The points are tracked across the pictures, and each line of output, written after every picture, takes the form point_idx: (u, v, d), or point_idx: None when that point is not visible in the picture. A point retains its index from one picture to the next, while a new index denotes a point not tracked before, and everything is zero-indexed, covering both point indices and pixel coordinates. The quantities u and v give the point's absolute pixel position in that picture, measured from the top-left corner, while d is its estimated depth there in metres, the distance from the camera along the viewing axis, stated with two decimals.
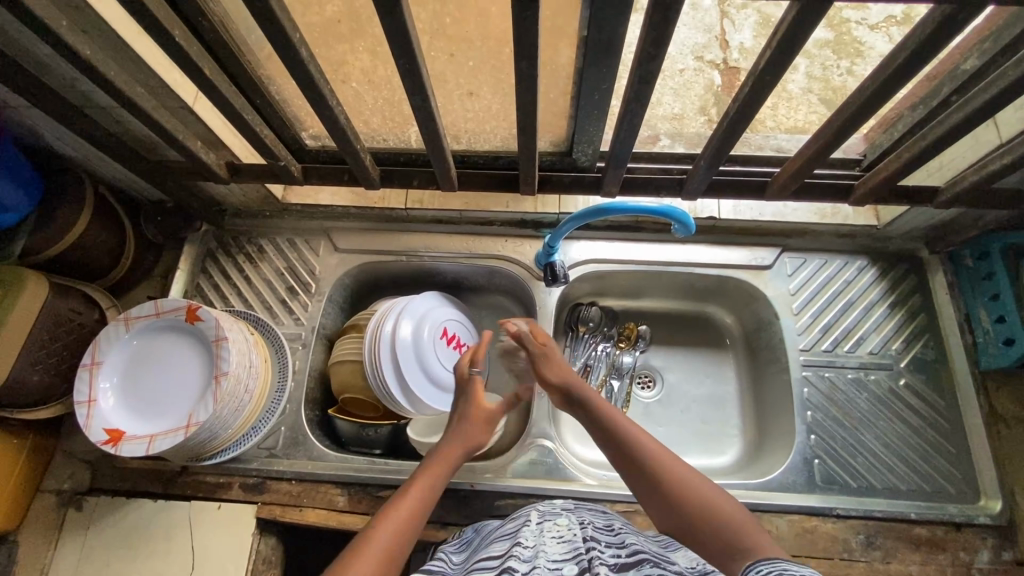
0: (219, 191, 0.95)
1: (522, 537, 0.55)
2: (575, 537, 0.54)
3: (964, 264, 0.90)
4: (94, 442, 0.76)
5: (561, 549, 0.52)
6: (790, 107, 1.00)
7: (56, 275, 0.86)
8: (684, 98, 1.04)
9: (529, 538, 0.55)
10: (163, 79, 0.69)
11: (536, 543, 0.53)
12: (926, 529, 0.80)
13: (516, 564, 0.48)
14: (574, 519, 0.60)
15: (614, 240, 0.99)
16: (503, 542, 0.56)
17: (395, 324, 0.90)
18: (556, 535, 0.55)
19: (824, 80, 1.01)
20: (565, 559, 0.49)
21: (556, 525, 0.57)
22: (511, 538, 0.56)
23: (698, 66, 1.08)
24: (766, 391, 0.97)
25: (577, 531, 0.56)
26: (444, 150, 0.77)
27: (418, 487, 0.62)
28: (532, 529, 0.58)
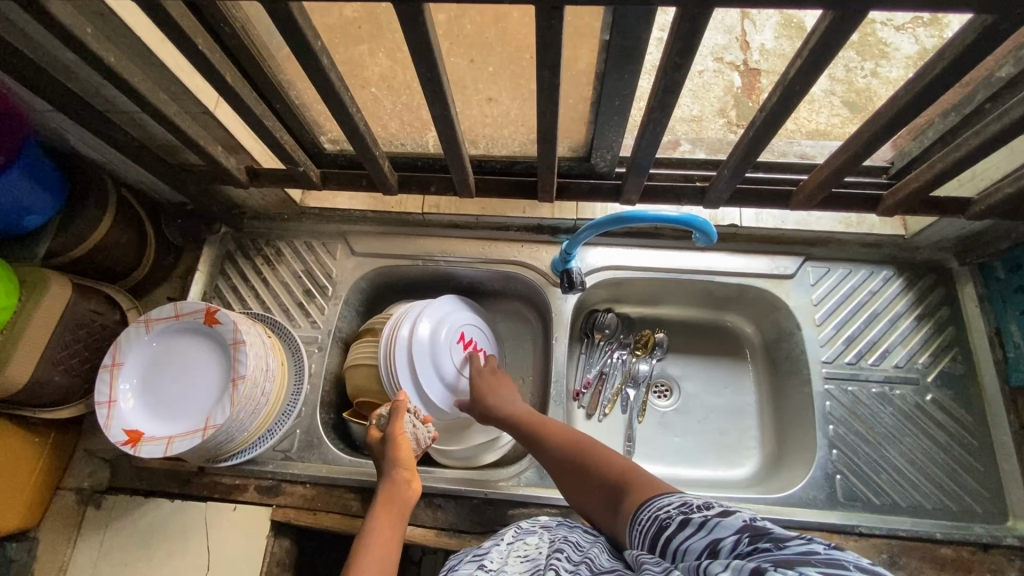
0: (239, 194, 0.96)
1: (490, 556, 0.58)
2: (539, 554, 0.57)
3: (995, 276, 0.87)
4: (114, 443, 0.76)
5: (523, 568, 0.55)
6: (813, 110, 0.97)
7: (78, 276, 0.87)
8: (703, 101, 1.02)
9: (496, 557, 0.58)
10: (185, 85, 0.69)
11: (501, 562, 0.56)
12: (952, 549, 0.77)
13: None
14: (546, 534, 0.62)
15: (632, 247, 0.98)
16: (471, 560, 0.59)
17: (413, 326, 0.90)
18: (523, 553, 0.58)
19: (848, 82, 0.98)
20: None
21: (525, 543, 0.60)
22: (480, 555, 0.59)
23: (718, 68, 1.06)
24: (786, 402, 0.95)
25: (544, 548, 0.58)
26: (462, 156, 0.76)
27: (371, 539, 0.62)
28: (501, 549, 0.60)
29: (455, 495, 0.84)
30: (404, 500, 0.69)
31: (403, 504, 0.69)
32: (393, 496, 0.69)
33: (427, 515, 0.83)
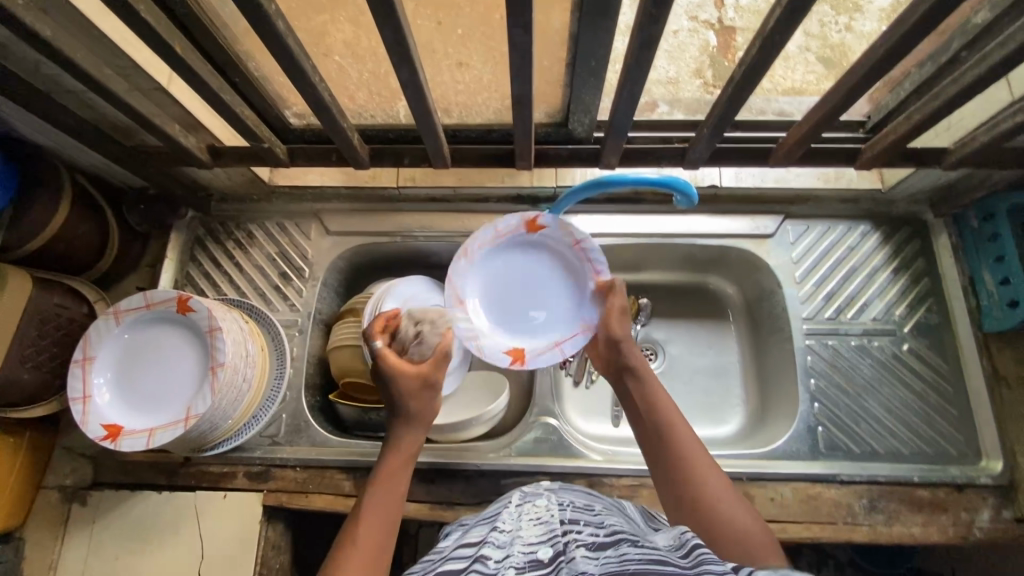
0: (203, 175, 0.91)
1: (501, 520, 0.61)
2: (552, 517, 0.60)
3: (969, 226, 0.89)
4: (93, 439, 0.75)
5: (537, 532, 0.58)
6: (788, 66, 0.96)
7: (39, 270, 0.83)
8: (679, 62, 0.99)
9: (507, 520, 0.61)
10: (133, 59, 0.64)
11: (513, 526, 0.59)
12: (929, 491, 0.81)
13: (491, 550, 0.55)
14: (554, 496, 0.64)
15: (613, 214, 0.96)
16: (483, 525, 0.62)
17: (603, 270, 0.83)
18: (534, 516, 0.61)
19: (822, 37, 0.95)
20: (539, 542, 0.56)
21: (535, 505, 0.63)
22: (490, 521, 0.62)
23: (693, 26, 1.02)
24: (767, 360, 0.97)
25: (555, 510, 0.61)
26: (433, 124, 0.73)
27: (377, 496, 0.63)
28: (511, 512, 0.63)
29: (448, 469, 0.84)
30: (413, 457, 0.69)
31: (411, 459, 0.68)
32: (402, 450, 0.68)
33: (420, 489, 0.84)
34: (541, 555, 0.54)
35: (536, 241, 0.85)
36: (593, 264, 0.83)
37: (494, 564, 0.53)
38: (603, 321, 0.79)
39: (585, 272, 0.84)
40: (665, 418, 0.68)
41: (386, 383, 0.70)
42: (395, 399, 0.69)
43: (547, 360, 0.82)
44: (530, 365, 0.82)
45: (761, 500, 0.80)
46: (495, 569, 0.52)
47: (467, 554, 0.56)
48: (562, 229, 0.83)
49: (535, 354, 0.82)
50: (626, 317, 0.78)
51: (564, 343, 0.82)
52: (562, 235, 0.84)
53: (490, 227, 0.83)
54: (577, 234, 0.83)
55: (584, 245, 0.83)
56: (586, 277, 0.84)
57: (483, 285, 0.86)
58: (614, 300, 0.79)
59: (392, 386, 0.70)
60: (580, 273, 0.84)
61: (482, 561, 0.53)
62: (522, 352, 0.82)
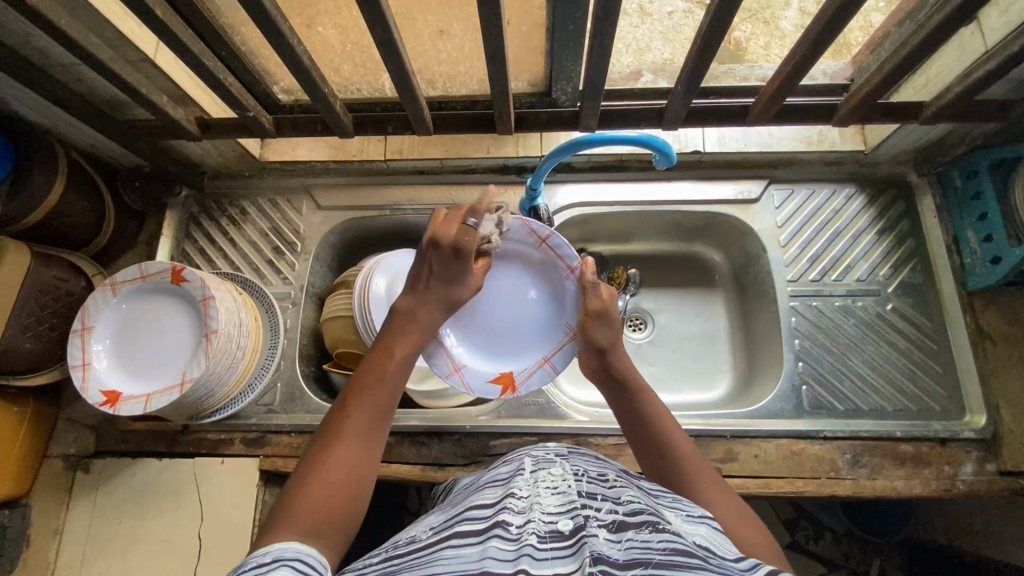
0: (195, 152, 0.93)
1: (516, 486, 0.52)
2: (570, 487, 0.51)
3: (952, 185, 0.88)
4: (92, 403, 0.77)
5: (557, 501, 0.49)
6: None
7: (37, 244, 0.86)
8: (674, 43, 0.93)
9: (523, 486, 0.52)
10: (119, 28, 0.66)
11: (531, 493, 0.50)
12: (912, 445, 0.82)
13: (509, 516, 0.46)
14: (569, 464, 0.56)
15: (599, 182, 0.97)
16: (495, 489, 0.53)
17: (574, 266, 0.81)
18: (551, 484, 0.52)
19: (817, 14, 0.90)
20: (560, 512, 0.47)
21: (550, 473, 0.54)
22: (503, 485, 0.54)
23: None
24: (754, 324, 0.98)
25: (573, 482, 0.52)
26: (413, 89, 0.73)
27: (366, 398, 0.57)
28: (525, 478, 0.54)
29: (438, 431, 0.86)
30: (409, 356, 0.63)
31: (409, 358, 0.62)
32: (393, 351, 0.62)
33: (411, 452, 0.86)
34: (564, 526, 0.44)
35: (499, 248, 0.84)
36: (563, 260, 0.81)
37: (516, 530, 0.44)
38: (581, 326, 0.74)
39: (558, 272, 0.82)
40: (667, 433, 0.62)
41: (448, 253, 0.67)
42: (443, 270, 0.68)
43: (538, 381, 0.82)
44: (521, 391, 0.82)
45: (744, 457, 0.82)
46: (518, 535, 0.44)
47: (479, 519, 0.47)
48: (523, 230, 0.81)
49: (525, 377, 0.82)
50: (606, 319, 0.73)
51: (553, 358, 0.82)
52: (525, 235, 0.82)
53: None
54: (540, 231, 0.80)
55: (551, 242, 0.81)
56: (561, 277, 0.82)
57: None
58: (592, 301, 0.74)
59: (455, 256, 0.68)
60: (552, 273, 0.83)
61: (501, 529, 0.45)
62: (509, 379, 0.82)
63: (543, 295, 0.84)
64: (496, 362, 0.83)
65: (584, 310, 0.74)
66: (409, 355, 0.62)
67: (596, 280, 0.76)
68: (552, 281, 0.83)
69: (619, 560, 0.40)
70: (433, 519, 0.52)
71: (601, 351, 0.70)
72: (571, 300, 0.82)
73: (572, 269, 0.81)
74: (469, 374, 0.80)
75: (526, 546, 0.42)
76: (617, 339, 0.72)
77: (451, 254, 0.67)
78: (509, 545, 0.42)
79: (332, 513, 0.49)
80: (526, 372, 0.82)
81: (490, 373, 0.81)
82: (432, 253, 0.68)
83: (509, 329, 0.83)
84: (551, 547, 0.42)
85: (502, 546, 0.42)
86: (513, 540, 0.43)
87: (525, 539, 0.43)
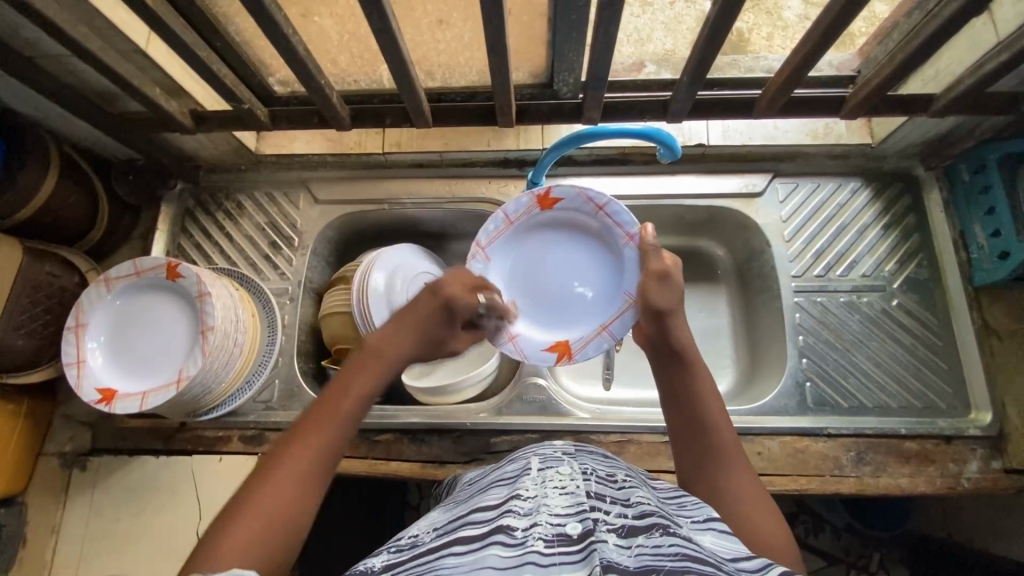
0: (189, 145, 0.92)
1: (522, 487, 0.51)
2: (579, 488, 0.49)
3: (960, 180, 0.87)
4: (87, 401, 0.76)
5: (565, 503, 0.47)
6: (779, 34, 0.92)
7: (28, 239, 0.84)
8: (676, 34, 0.91)
9: (529, 488, 0.50)
10: (108, 18, 0.65)
11: (538, 494, 0.49)
12: (917, 443, 0.81)
13: (514, 520, 0.45)
14: (577, 464, 0.55)
15: (601, 175, 0.96)
16: (500, 490, 0.52)
17: (632, 231, 0.78)
18: (558, 484, 0.51)
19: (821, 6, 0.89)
20: (568, 514, 0.45)
21: (557, 473, 0.53)
22: (510, 486, 0.52)
23: None
24: (757, 320, 0.97)
25: (581, 482, 0.51)
26: (412, 80, 0.71)
27: (314, 431, 0.50)
28: (532, 479, 0.52)
29: (439, 429, 0.85)
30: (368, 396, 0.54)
31: (366, 395, 0.54)
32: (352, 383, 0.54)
33: (411, 449, 0.85)
34: (572, 530, 0.43)
35: (554, 217, 0.83)
36: (621, 226, 0.79)
37: (520, 535, 0.43)
38: (642, 289, 0.70)
39: (617, 238, 0.80)
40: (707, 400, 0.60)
41: (437, 308, 0.63)
42: (432, 322, 0.62)
43: (596, 349, 0.79)
44: (577, 359, 0.79)
45: (748, 454, 0.81)
46: (522, 540, 0.42)
47: (482, 523, 0.46)
48: (579, 197, 0.80)
49: (582, 344, 0.80)
50: (666, 280, 0.69)
51: (611, 326, 0.79)
52: (582, 202, 0.80)
53: (500, 215, 0.81)
54: (597, 198, 0.79)
55: (608, 209, 0.79)
56: (619, 244, 0.80)
57: (505, 274, 0.83)
58: (653, 262, 0.71)
59: (445, 316, 0.63)
60: (610, 240, 0.81)
61: (504, 534, 0.43)
62: (566, 347, 0.80)
63: (604, 261, 0.81)
64: (552, 330, 0.82)
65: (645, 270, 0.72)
66: (370, 392, 0.54)
67: (655, 245, 0.73)
68: (612, 248, 0.80)
69: (629, 567, 0.39)
70: (436, 519, 0.51)
71: (660, 314, 0.67)
72: (630, 265, 0.78)
73: (630, 236, 0.78)
74: (524, 341, 0.80)
75: (531, 552, 0.41)
76: (678, 302, 0.68)
77: (440, 308, 0.63)
78: (511, 551, 0.41)
79: (255, 559, 0.43)
80: (582, 340, 0.80)
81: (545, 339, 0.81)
82: (426, 300, 0.63)
83: (562, 297, 0.83)
84: (558, 551, 0.41)
85: (502, 553, 0.41)
86: (515, 547, 0.42)
87: (530, 545, 0.42)
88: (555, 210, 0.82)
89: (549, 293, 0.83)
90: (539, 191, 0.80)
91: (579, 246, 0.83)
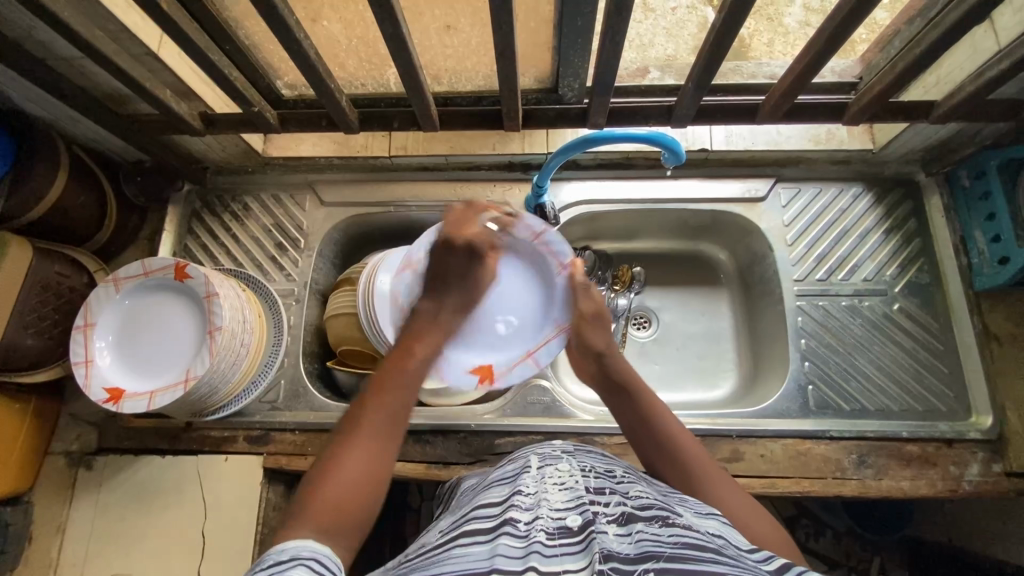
0: (197, 147, 0.93)
1: (523, 484, 0.52)
2: (578, 482, 0.51)
3: (960, 185, 0.88)
4: (95, 401, 0.77)
5: (564, 497, 0.48)
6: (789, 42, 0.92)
7: (37, 240, 0.85)
8: (678, 39, 0.94)
9: (529, 484, 0.52)
10: (122, 21, 0.66)
11: (538, 489, 0.50)
12: (917, 446, 0.82)
13: (517, 514, 0.46)
14: (576, 461, 0.56)
15: (604, 179, 0.96)
16: (501, 487, 0.53)
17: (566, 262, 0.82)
18: (558, 480, 0.52)
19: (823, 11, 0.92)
20: (568, 508, 0.46)
21: (557, 469, 0.54)
22: (509, 483, 0.53)
23: (691, 4, 0.97)
24: (759, 322, 0.98)
25: (580, 477, 0.52)
26: (419, 84, 0.72)
27: (388, 393, 0.60)
28: (532, 475, 0.54)
29: (443, 430, 0.86)
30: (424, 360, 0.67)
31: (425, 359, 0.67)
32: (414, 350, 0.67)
33: (415, 450, 0.86)
34: (573, 523, 0.44)
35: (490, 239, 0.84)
36: (555, 256, 0.82)
37: (524, 527, 0.44)
38: (575, 329, 0.75)
39: (550, 267, 0.83)
40: (656, 419, 0.63)
41: (451, 249, 0.75)
42: (457, 268, 0.75)
43: (519, 375, 0.83)
44: (498, 384, 0.83)
45: (751, 457, 0.82)
46: (526, 532, 0.43)
47: (488, 518, 0.47)
48: (520, 224, 0.81)
49: (505, 370, 0.83)
50: (600, 321, 0.75)
51: (536, 353, 0.83)
52: (521, 229, 0.82)
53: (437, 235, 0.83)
54: (534, 226, 0.81)
55: (545, 237, 0.81)
56: (552, 273, 0.83)
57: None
58: (586, 304, 0.77)
59: (459, 252, 0.75)
60: (542, 267, 0.83)
61: (510, 525, 0.44)
62: (488, 371, 0.83)
63: (533, 288, 0.84)
64: (476, 351, 0.83)
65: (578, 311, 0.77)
66: (427, 358, 0.68)
67: (586, 282, 0.80)
68: (542, 275, 0.84)
69: (629, 555, 0.40)
70: (443, 524, 0.52)
71: (598, 355, 0.71)
72: (559, 297, 0.83)
73: (562, 266, 0.82)
74: (446, 364, 0.82)
75: (535, 543, 0.42)
76: (612, 344, 0.73)
77: (457, 251, 0.75)
78: (518, 542, 0.42)
79: (354, 509, 0.51)
80: (508, 366, 0.83)
81: (468, 364, 0.83)
82: (437, 252, 0.75)
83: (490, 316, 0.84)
84: (560, 543, 0.42)
85: (511, 543, 0.42)
86: (521, 537, 0.43)
87: (534, 536, 0.42)
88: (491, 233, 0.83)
89: (472, 314, 0.84)
90: (481, 211, 0.80)
91: (511, 269, 0.84)
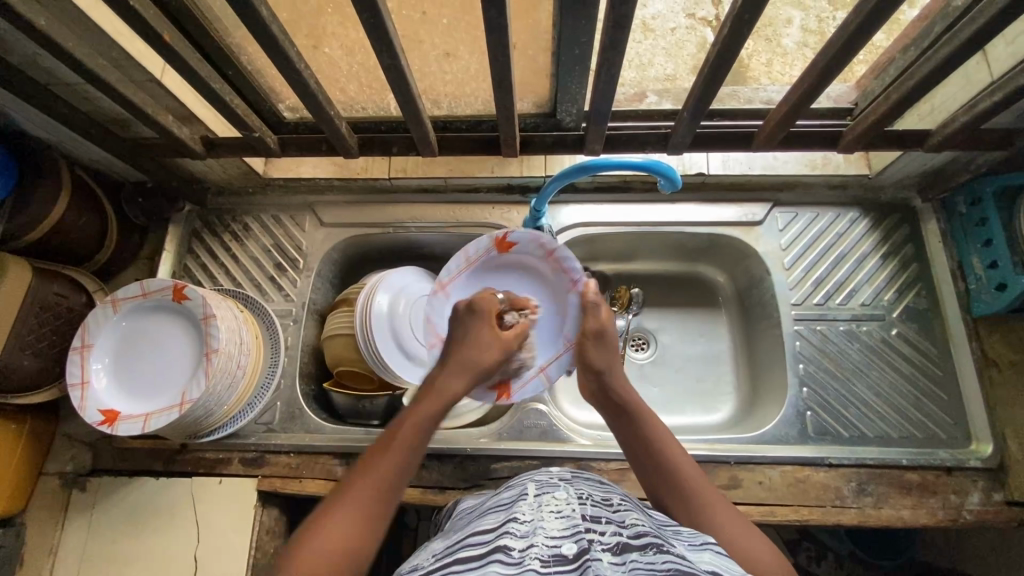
0: (199, 168, 0.93)
1: (519, 510, 0.51)
2: (575, 510, 0.50)
3: (957, 212, 0.88)
4: (90, 423, 0.77)
5: (560, 525, 0.48)
6: (786, 63, 0.94)
7: (38, 261, 0.85)
8: (677, 59, 0.96)
9: (525, 511, 0.51)
10: (126, 50, 0.67)
11: (534, 517, 0.50)
12: (917, 474, 0.81)
13: (511, 541, 0.46)
14: (573, 488, 0.56)
15: (602, 203, 0.97)
16: (497, 513, 0.53)
17: (578, 279, 0.83)
18: (554, 508, 0.51)
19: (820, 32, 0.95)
20: (564, 536, 0.46)
21: (554, 497, 0.53)
22: (506, 509, 0.53)
23: (690, 24, 0.99)
24: (757, 345, 0.98)
25: (576, 505, 0.51)
26: (418, 111, 0.73)
27: (377, 463, 0.57)
28: (528, 502, 0.53)
29: (439, 454, 0.86)
30: (430, 423, 0.62)
31: (430, 423, 0.62)
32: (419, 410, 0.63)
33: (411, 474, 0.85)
34: (567, 550, 0.44)
35: (510, 259, 0.86)
36: (569, 274, 0.83)
37: (517, 554, 0.44)
38: (580, 347, 0.74)
39: (563, 286, 0.84)
40: (654, 439, 0.64)
41: (466, 313, 0.73)
42: (466, 331, 0.71)
43: (534, 388, 0.83)
44: (516, 399, 0.82)
45: (749, 484, 0.81)
46: (520, 559, 0.43)
47: (482, 543, 0.46)
48: (533, 244, 0.84)
49: (521, 385, 0.83)
50: (603, 341, 0.73)
51: (550, 367, 0.83)
52: (534, 248, 0.84)
53: (461, 254, 0.84)
54: (547, 244, 0.83)
55: (558, 255, 0.83)
56: (564, 291, 0.85)
57: None
58: (591, 321, 0.76)
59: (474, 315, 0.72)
60: (557, 285, 0.85)
61: (502, 553, 0.44)
62: (507, 386, 0.82)
63: (547, 307, 0.86)
64: None
65: (583, 330, 0.75)
66: (433, 417, 0.62)
67: (598, 301, 0.78)
68: (555, 293, 0.85)
69: None
70: (437, 546, 0.52)
71: (598, 372, 0.70)
72: (573, 313, 0.84)
73: (576, 285, 0.83)
74: None
75: (529, 570, 0.42)
76: (613, 360, 0.72)
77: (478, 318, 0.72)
78: (509, 570, 0.42)
79: None
80: (522, 381, 0.82)
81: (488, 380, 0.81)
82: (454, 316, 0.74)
83: None
84: (554, 570, 0.41)
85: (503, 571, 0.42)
86: (514, 565, 0.42)
87: (528, 563, 0.42)
88: (511, 253, 0.86)
89: None
90: (498, 234, 0.83)
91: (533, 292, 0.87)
